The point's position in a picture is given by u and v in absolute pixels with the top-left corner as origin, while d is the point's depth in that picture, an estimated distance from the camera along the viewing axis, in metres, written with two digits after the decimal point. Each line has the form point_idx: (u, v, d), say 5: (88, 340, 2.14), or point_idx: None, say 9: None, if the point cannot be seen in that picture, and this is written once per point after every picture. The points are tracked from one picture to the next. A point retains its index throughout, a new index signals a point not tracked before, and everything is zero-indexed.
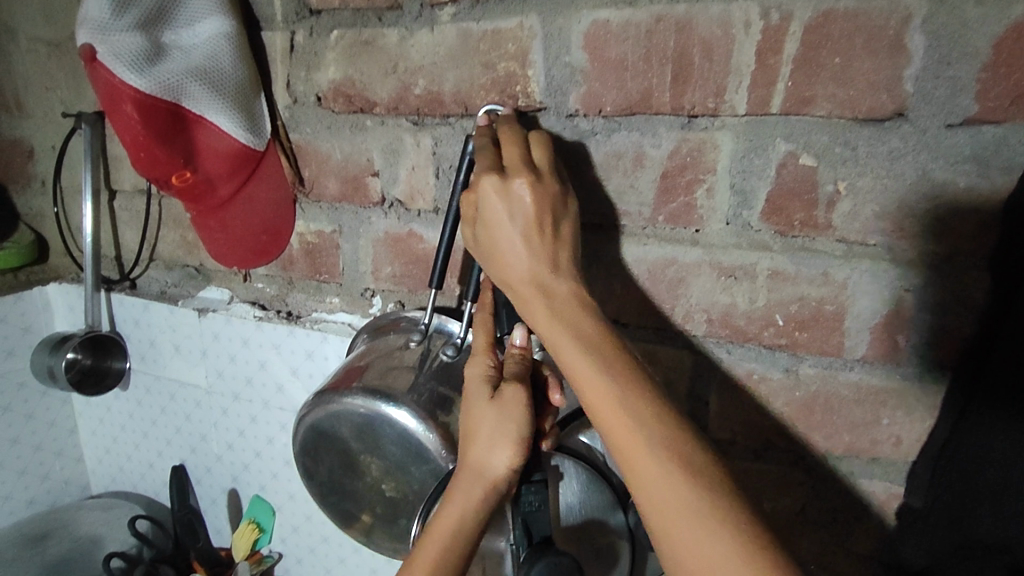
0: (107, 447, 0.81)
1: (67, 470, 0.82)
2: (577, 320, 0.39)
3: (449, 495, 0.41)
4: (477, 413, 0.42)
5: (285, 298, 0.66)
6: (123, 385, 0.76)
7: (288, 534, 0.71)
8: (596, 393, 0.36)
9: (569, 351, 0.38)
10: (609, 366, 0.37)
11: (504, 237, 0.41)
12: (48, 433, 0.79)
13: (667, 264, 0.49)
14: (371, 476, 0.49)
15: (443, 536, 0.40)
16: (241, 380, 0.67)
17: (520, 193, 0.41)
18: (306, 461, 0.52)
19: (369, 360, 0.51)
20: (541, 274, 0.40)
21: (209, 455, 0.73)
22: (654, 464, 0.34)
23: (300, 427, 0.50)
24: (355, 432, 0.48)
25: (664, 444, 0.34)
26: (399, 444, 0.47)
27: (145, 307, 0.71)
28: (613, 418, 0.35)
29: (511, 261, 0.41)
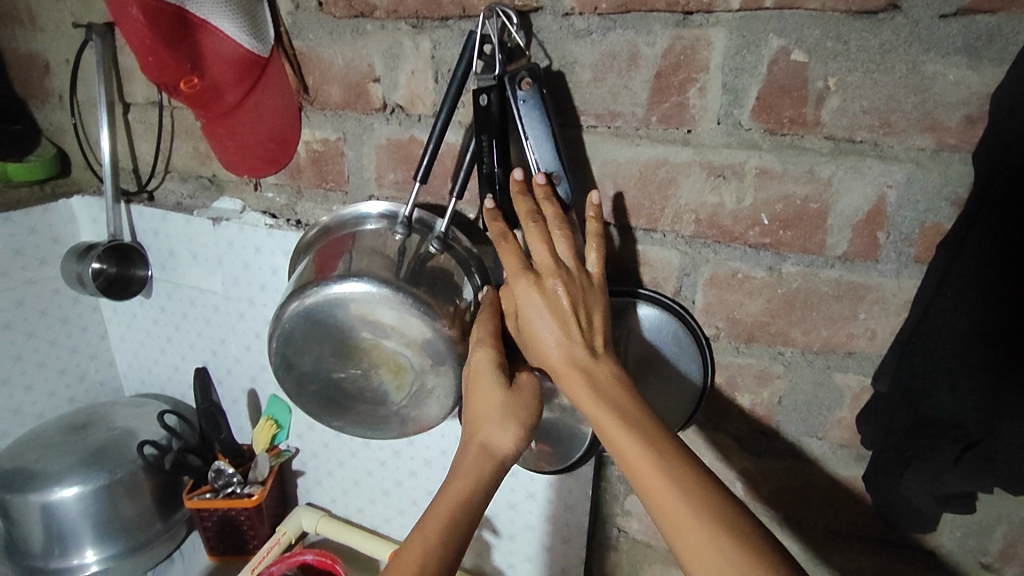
0: (136, 352, 0.86)
1: (102, 372, 0.88)
2: (619, 397, 0.41)
3: (459, 464, 0.44)
4: (485, 395, 0.46)
5: (294, 207, 0.68)
6: (147, 292, 0.81)
7: (303, 430, 0.76)
8: (645, 474, 0.37)
9: (613, 425, 0.40)
10: (657, 447, 0.38)
11: (542, 327, 0.44)
12: (82, 337, 0.84)
13: (658, 164, 0.50)
14: (368, 361, 0.50)
15: (454, 500, 0.42)
16: (255, 287, 0.71)
17: (553, 288, 0.44)
18: (287, 353, 0.51)
19: (354, 241, 0.55)
20: (581, 359, 0.43)
21: (229, 357, 0.78)
22: (707, 540, 0.35)
23: (288, 319, 0.49)
24: (357, 320, 0.48)
25: (709, 512, 0.35)
26: (409, 332, 0.48)
27: (163, 216, 0.74)
28: (664, 497, 0.36)
29: (552, 349, 0.44)
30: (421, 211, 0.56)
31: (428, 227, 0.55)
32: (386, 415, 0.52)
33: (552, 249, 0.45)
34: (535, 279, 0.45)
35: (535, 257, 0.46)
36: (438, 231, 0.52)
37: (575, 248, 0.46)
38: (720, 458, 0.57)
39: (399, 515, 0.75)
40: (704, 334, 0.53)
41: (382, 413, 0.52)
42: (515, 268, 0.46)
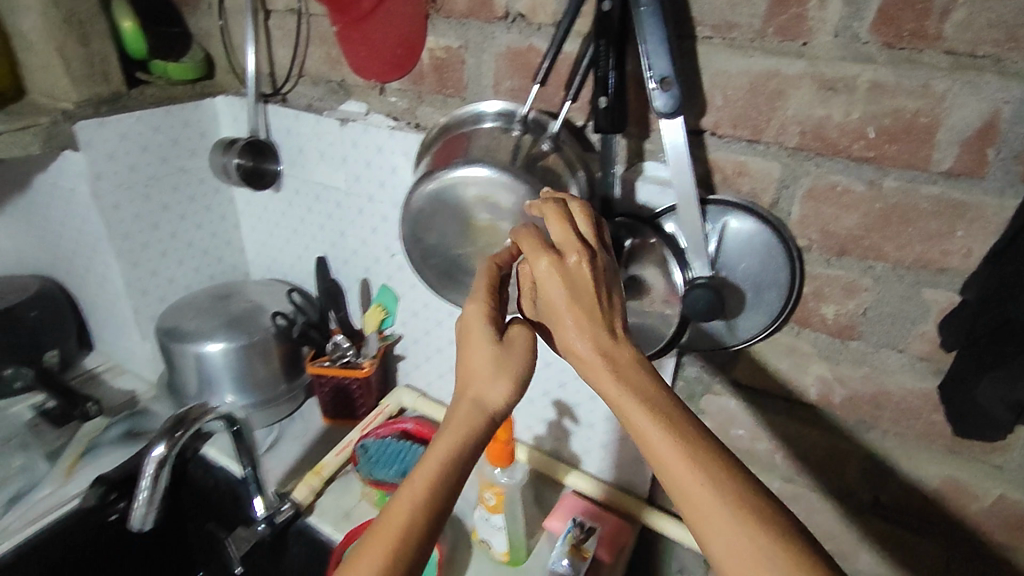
0: (264, 241, 0.98)
1: (234, 257, 1.00)
2: (642, 380, 0.40)
3: (446, 424, 0.42)
4: (478, 354, 0.44)
5: (414, 112, 0.74)
6: (278, 185, 0.90)
7: (408, 318, 0.85)
8: (673, 470, 0.37)
9: (635, 410, 0.39)
10: (689, 442, 0.37)
11: (562, 312, 0.42)
12: (220, 224, 0.96)
13: (769, 76, 0.52)
14: (483, 239, 0.56)
15: (440, 462, 0.41)
16: (375, 184, 0.78)
17: (577, 270, 0.43)
18: (415, 229, 0.58)
19: (475, 137, 0.61)
20: (603, 340, 0.41)
21: (346, 249, 0.87)
22: (731, 524, 0.35)
23: (417, 197, 0.56)
24: (479, 203, 0.54)
25: (734, 499, 0.35)
26: (523, 215, 0.54)
27: (296, 116, 0.82)
28: (695, 492, 0.36)
29: (570, 330, 0.42)
30: (536, 112, 0.61)
31: (541, 125, 0.60)
32: None
33: (577, 232, 0.44)
34: (557, 258, 0.43)
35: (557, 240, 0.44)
36: (551, 131, 0.58)
37: (597, 230, 0.46)
38: (799, 366, 0.60)
39: None
40: (795, 246, 0.55)
41: None
42: (534, 247, 0.44)
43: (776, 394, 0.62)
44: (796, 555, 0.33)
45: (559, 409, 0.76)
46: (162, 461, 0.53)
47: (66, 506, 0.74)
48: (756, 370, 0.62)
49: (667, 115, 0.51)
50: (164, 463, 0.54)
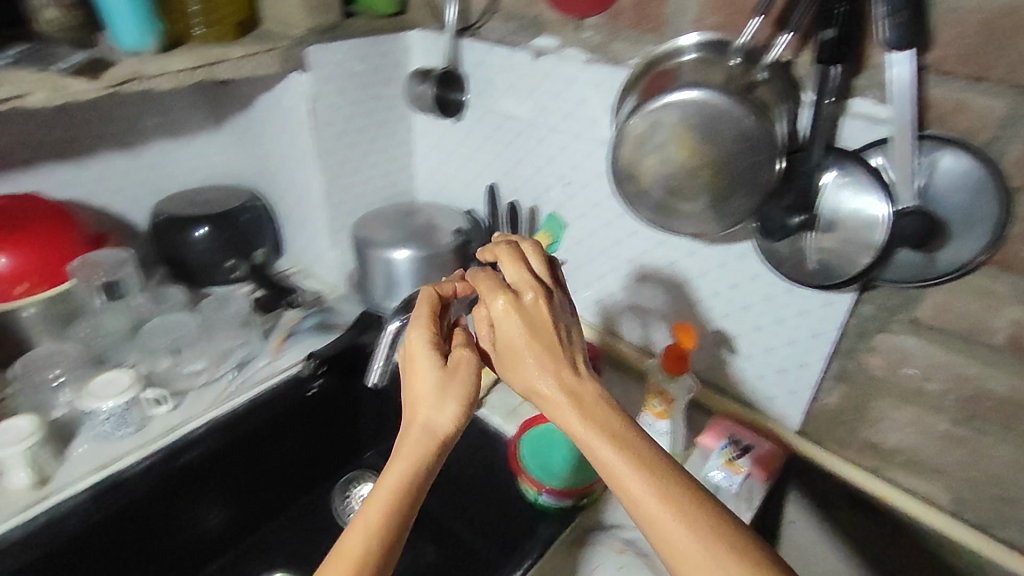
0: (437, 168, 1.07)
1: (407, 182, 1.10)
2: (599, 412, 0.46)
3: (399, 450, 0.47)
4: (423, 380, 0.50)
5: (606, 47, 0.78)
6: (458, 117, 0.98)
7: (572, 245, 0.91)
8: (625, 482, 0.43)
9: (594, 437, 0.45)
10: (638, 455, 0.43)
11: (522, 349, 0.49)
12: (400, 150, 1.06)
13: (1008, 12, 0.52)
14: (694, 163, 0.59)
15: (399, 481, 0.46)
16: (560, 115, 0.84)
17: (532, 312, 0.50)
18: (627, 153, 0.62)
19: (684, 70, 0.65)
20: (566, 375, 0.48)
21: (519, 177, 0.94)
22: (687, 532, 0.40)
23: (634, 122, 0.60)
24: (697, 127, 0.57)
25: (686, 512, 0.41)
26: (740, 138, 0.56)
27: (489, 49, 0.89)
28: (643, 501, 0.41)
29: (530, 368, 0.48)
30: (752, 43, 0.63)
31: (754, 57, 0.61)
32: (693, 214, 0.62)
33: (530, 275, 0.52)
34: (515, 298, 0.50)
35: (511, 282, 0.52)
36: (767, 62, 0.60)
37: (550, 272, 0.54)
38: (988, 310, 0.60)
39: (641, 328, 0.89)
40: (1009, 185, 0.56)
41: (692, 211, 0.62)
42: (490, 292, 0.51)
43: (958, 337, 0.63)
44: (741, 557, 0.39)
45: (718, 338, 0.81)
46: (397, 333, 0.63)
47: (286, 372, 0.90)
48: (939, 310, 0.63)
49: (895, 50, 0.53)
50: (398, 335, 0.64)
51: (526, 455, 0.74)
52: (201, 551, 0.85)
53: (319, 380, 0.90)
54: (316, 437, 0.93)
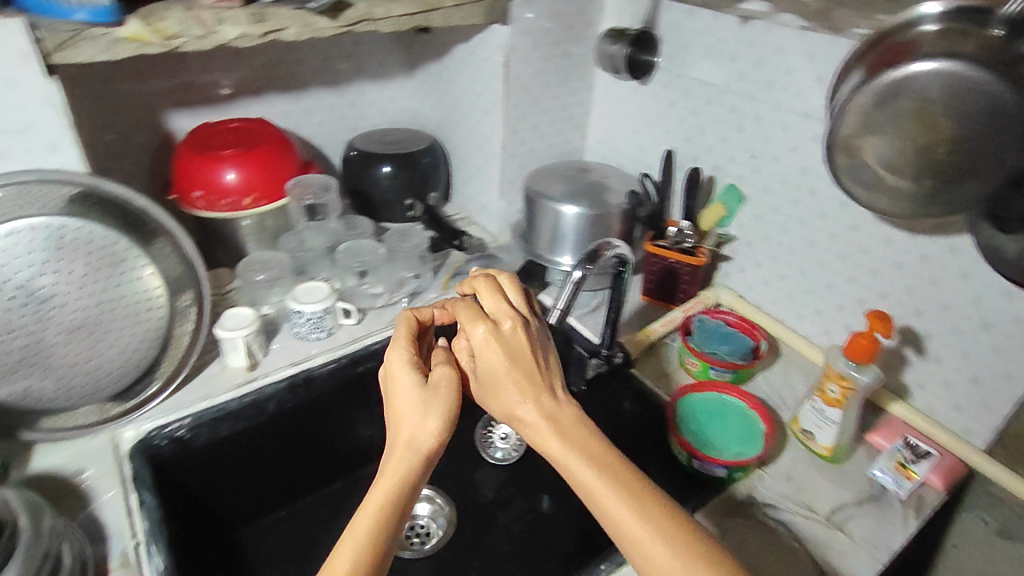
0: (610, 130, 1.07)
1: (578, 141, 1.12)
2: (577, 436, 0.50)
3: (387, 467, 0.49)
4: (407, 399, 0.52)
5: (829, 13, 0.72)
6: (645, 80, 0.97)
7: (748, 221, 0.89)
8: (601, 498, 0.47)
9: (574, 460, 0.49)
10: (610, 472, 0.48)
11: (504, 377, 0.53)
12: (577, 109, 1.08)
13: None
14: (931, 141, 0.57)
15: (387, 495, 0.47)
16: (761, 84, 0.81)
17: (510, 338, 0.54)
18: (852, 124, 0.60)
19: (925, 42, 0.58)
20: (545, 402, 0.52)
21: (701, 146, 0.92)
22: (662, 547, 0.45)
23: (870, 91, 0.58)
24: (943, 99, 0.55)
25: (659, 530, 0.45)
26: (993, 115, 0.54)
27: (691, 12, 0.87)
28: (620, 513, 0.46)
29: (513, 395, 0.52)
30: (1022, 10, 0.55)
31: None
32: (916, 194, 0.60)
33: (507, 304, 0.56)
34: (493, 327, 0.54)
35: (490, 311, 0.56)
36: None
37: (526, 303, 0.58)
38: None
39: (813, 314, 0.85)
40: None
41: (916, 192, 0.59)
42: (469, 323, 0.55)
43: None
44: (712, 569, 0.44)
45: (903, 337, 0.76)
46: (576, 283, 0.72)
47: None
48: None
49: None
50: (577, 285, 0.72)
51: (683, 419, 0.75)
52: (353, 458, 0.94)
53: None
54: None
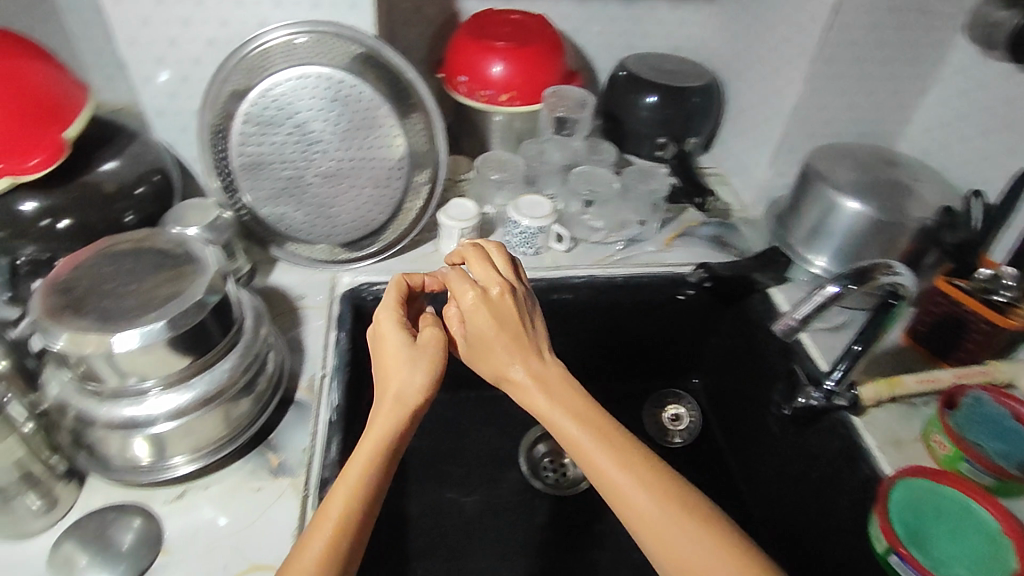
0: (946, 121, 0.84)
1: (894, 125, 0.90)
2: (563, 395, 0.55)
3: (374, 415, 0.53)
4: (393, 355, 0.55)
5: None
6: None
7: None
8: (581, 449, 0.52)
9: (562, 417, 0.53)
10: (591, 424, 0.53)
11: (493, 339, 0.56)
12: (910, 83, 0.85)
13: None
14: None
15: (376, 438, 0.51)
16: None
17: (499, 302, 0.57)
18: None
19: None
20: (533, 365, 0.56)
21: None
22: (640, 491, 0.49)
23: None
24: None
25: (638, 471, 0.50)
26: None
27: None
28: (598, 461, 0.51)
29: (503, 359, 0.56)
30: None
31: None
32: None
33: (496, 271, 0.60)
34: (481, 291, 0.58)
35: (479, 277, 0.59)
36: None
37: (513, 270, 0.61)
38: None
39: None
40: None
41: None
42: (459, 294, 0.59)
43: None
44: (688, 509, 0.48)
45: None
46: (833, 297, 0.58)
47: (675, 268, 0.89)
48: None
49: None
50: (831, 301, 0.58)
51: (893, 507, 0.61)
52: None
53: (693, 291, 0.87)
54: (659, 339, 0.93)
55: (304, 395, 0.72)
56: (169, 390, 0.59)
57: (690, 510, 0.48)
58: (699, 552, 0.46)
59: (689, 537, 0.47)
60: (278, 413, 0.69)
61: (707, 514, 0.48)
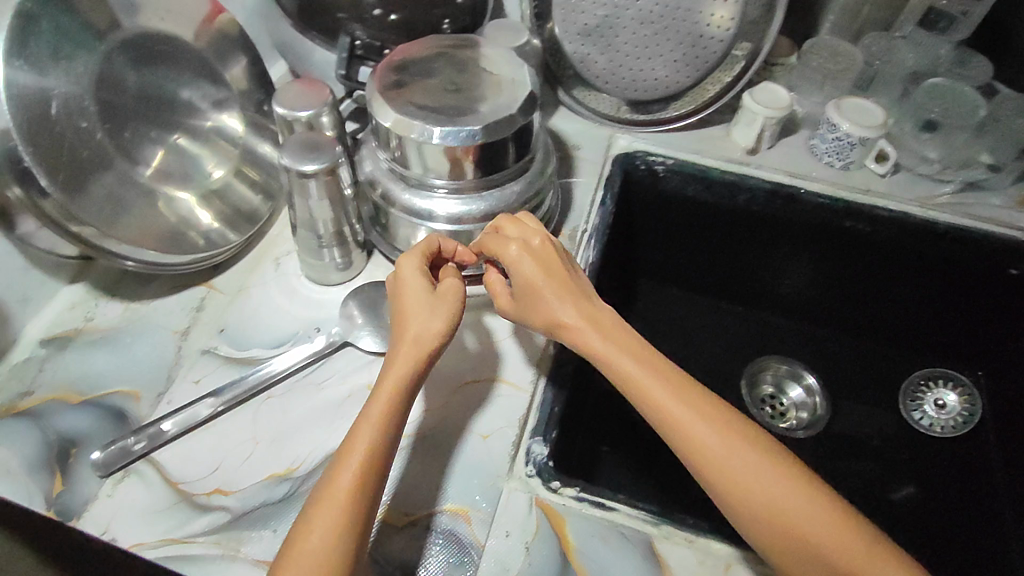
0: None
1: None
2: (620, 338, 0.53)
3: (389, 359, 0.50)
4: (414, 300, 0.52)
5: None
6: None
7: None
8: (646, 390, 0.50)
9: (625, 360, 0.51)
10: (655, 366, 0.51)
11: (541, 283, 0.54)
12: None
13: None
14: None
15: (391, 386, 0.48)
16: None
17: (543, 252, 0.56)
18: None
19: None
20: (584, 310, 0.54)
21: None
22: (714, 430, 0.48)
23: None
24: None
25: (708, 412, 0.48)
26: None
27: None
28: (663, 400, 0.49)
29: (549, 303, 0.54)
30: None
31: None
32: None
33: (534, 225, 0.58)
34: (525, 241, 0.57)
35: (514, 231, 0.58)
36: None
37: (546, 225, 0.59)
38: None
39: None
40: None
41: None
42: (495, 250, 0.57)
43: None
44: (762, 446, 0.47)
45: None
46: None
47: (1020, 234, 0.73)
48: None
49: None
50: None
51: None
52: (767, 296, 0.90)
53: None
54: (944, 310, 0.80)
55: (565, 242, 0.72)
56: (460, 196, 0.61)
57: (763, 447, 0.47)
58: (765, 480, 0.46)
59: (756, 464, 0.46)
60: None
61: (776, 452, 0.48)
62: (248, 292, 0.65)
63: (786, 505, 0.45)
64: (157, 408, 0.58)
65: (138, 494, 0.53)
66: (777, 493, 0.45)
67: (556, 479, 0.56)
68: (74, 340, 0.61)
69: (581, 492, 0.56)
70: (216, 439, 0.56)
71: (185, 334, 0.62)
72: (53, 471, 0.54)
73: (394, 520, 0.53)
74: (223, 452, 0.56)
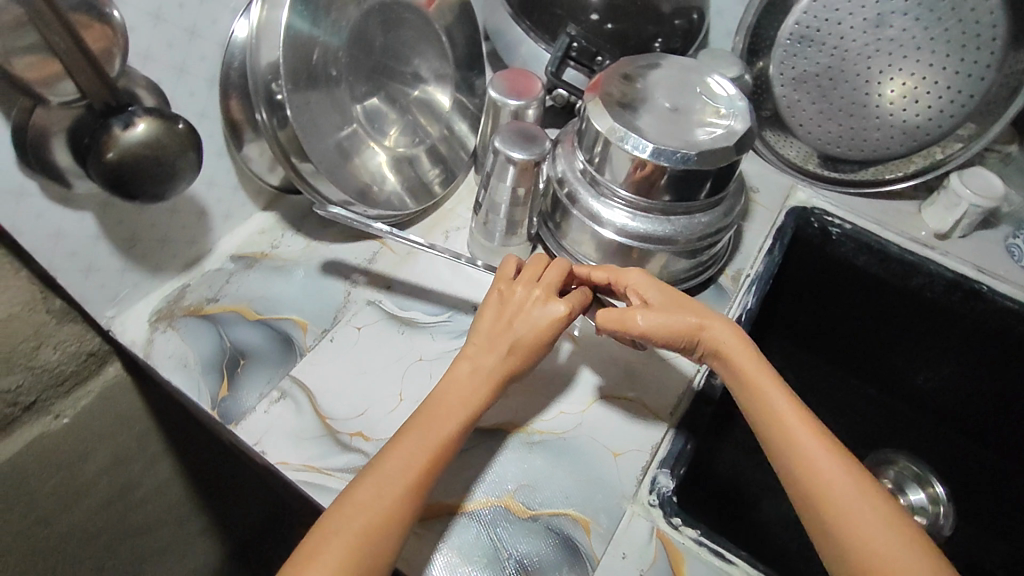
0: None
1: None
2: (766, 372, 0.50)
3: (472, 380, 0.51)
4: (515, 332, 0.53)
5: None
6: None
7: None
8: (777, 419, 0.47)
9: (766, 393, 0.49)
10: (792, 407, 0.48)
11: (681, 309, 0.53)
12: None
13: None
14: None
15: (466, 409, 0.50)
16: None
17: (677, 292, 0.55)
18: None
19: None
20: (727, 337, 0.52)
21: None
22: (846, 485, 0.43)
23: None
24: None
25: (843, 468, 0.44)
26: None
27: None
28: (791, 428, 0.46)
29: (686, 324, 0.53)
30: None
31: None
32: None
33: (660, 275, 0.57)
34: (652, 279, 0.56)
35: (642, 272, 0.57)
36: None
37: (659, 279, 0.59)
38: None
39: None
40: None
41: None
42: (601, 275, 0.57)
43: None
44: (897, 520, 0.42)
45: None
46: None
47: None
48: None
49: None
50: None
51: None
52: (899, 386, 0.84)
53: None
54: None
55: (726, 281, 0.71)
56: (632, 210, 0.61)
57: (900, 524, 0.42)
58: (857, 509, 0.42)
59: (840, 490, 0.43)
60: (699, 288, 0.69)
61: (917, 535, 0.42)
62: (415, 258, 0.69)
63: (868, 535, 0.41)
64: (320, 342, 0.61)
65: (289, 417, 0.56)
66: (857, 521, 0.42)
67: (679, 516, 0.55)
68: (259, 263, 0.65)
69: (701, 536, 0.54)
70: (364, 388, 0.58)
71: (356, 282, 0.66)
72: (223, 376, 0.58)
73: (518, 511, 0.54)
74: (370, 401, 0.58)
